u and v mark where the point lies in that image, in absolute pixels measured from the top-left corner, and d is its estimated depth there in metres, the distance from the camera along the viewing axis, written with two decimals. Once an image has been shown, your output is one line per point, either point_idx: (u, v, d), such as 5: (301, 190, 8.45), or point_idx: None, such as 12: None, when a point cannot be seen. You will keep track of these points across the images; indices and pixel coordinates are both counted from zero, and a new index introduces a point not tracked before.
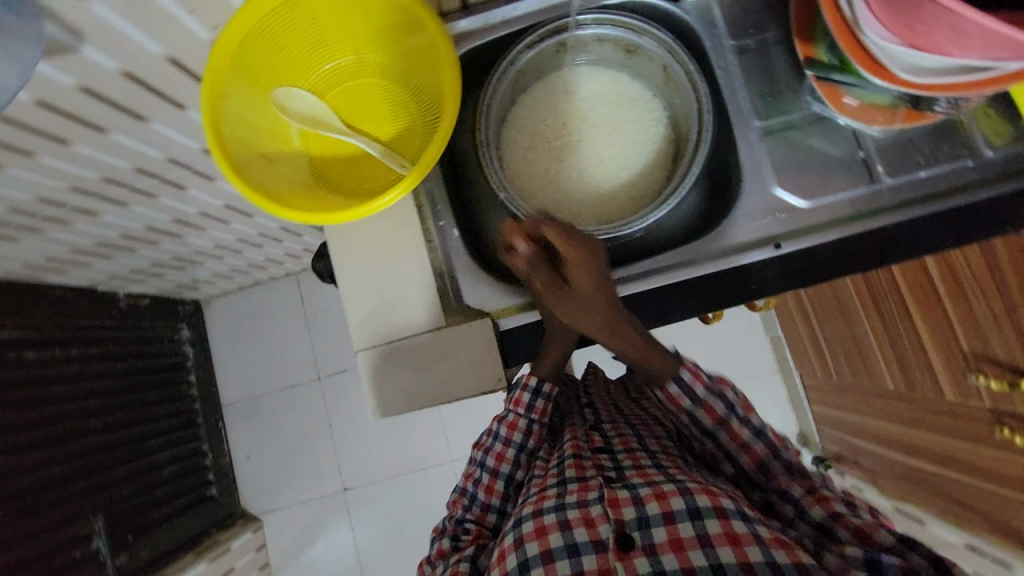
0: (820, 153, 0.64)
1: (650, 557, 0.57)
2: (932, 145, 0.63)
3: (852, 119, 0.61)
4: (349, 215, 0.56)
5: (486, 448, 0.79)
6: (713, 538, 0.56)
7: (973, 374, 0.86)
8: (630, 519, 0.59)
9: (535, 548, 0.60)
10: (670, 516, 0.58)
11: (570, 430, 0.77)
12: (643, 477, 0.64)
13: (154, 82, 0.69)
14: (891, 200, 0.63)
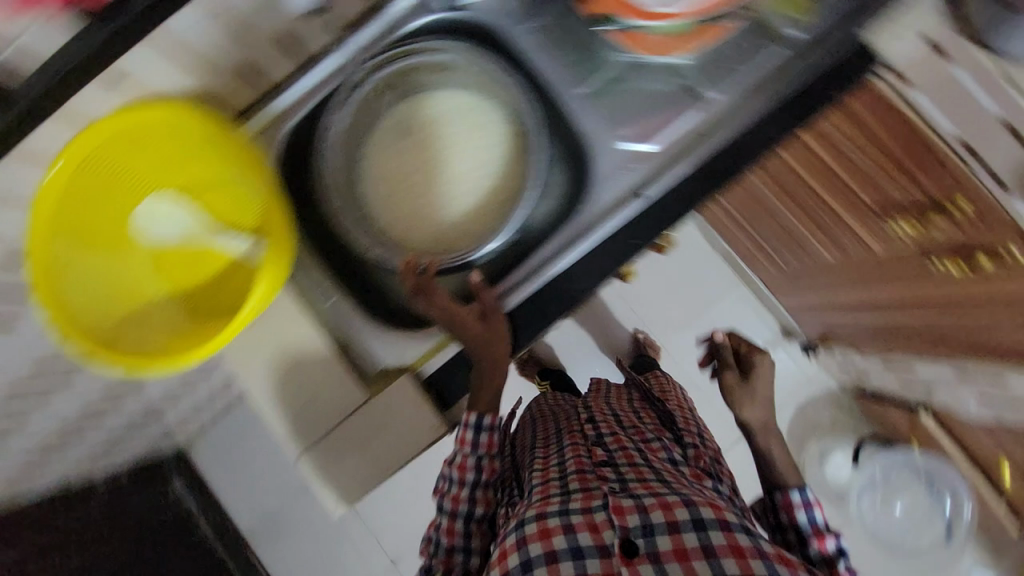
0: (649, 95, 0.65)
1: (654, 563, 0.60)
2: (744, 45, 0.64)
3: (659, 56, 0.63)
4: (219, 344, 0.55)
5: (442, 492, 0.77)
6: (719, 549, 0.60)
7: (889, 223, 0.89)
8: (635, 526, 0.62)
9: (539, 549, 0.62)
10: (676, 526, 0.62)
11: (575, 447, 0.83)
12: (647, 489, 0.69)
13: None
14: (728, 111, 0.64)
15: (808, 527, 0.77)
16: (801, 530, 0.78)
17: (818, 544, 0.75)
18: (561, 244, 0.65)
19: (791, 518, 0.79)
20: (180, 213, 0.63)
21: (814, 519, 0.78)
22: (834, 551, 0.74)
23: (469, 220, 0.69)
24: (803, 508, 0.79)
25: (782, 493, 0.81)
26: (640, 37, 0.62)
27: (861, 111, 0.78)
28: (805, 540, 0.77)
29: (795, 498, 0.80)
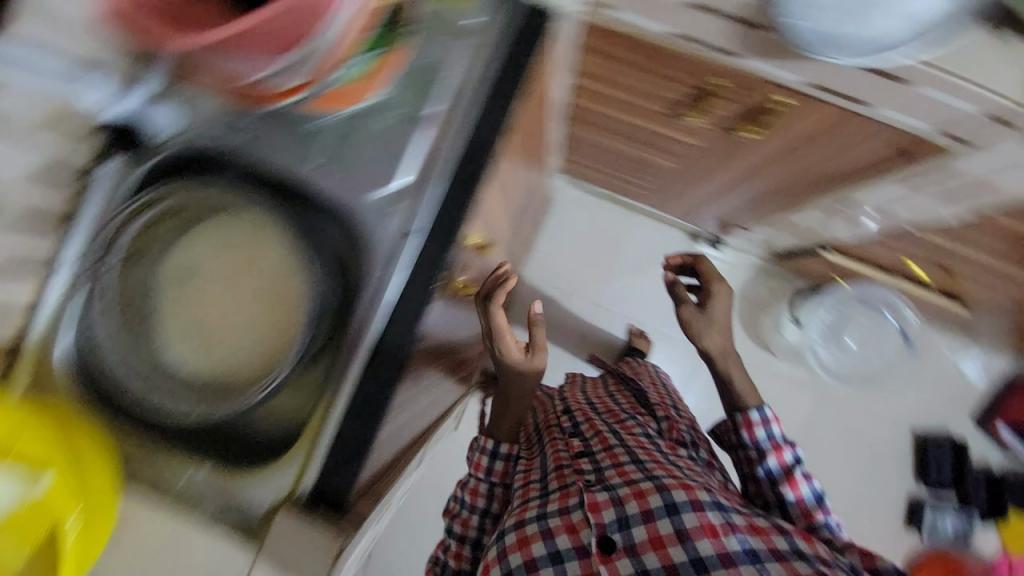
0: (376, 137, 0.64)
1: (631, 556, 0.68)
2: (435, 51, 0.64)
3: (362, 99, 0.62)
4: None
5: (455, 515, 0.95)
6: (691, 532, 0.67)
7: (682, 117, 0.92)
8: (610, 522, 0.71)
9: (519, 557, 0.72)
10: (648, 514, 0.70)
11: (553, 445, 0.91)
12: (622, 478, 0.77)
13: None
14: (452, 117, 0.64)
15: (767, 442, 0.88)
16: (761, 446, 0.88)
17: (776, 457, 0.86)
18: (366, 311, 0.64)
19: (752, 436, 0.89)
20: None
21: (772, 436, 0.88)
22: (791, 461, 0.85)
23: (275, 332, 0.66)
24: (761, 425, 0.90)
25: (741, 416, 0.92)
26: (338, 94, 0.59)
27: (594, 43, 0.80)
28: (763, 454, 0.87)
29: (753, 419, 0.90)
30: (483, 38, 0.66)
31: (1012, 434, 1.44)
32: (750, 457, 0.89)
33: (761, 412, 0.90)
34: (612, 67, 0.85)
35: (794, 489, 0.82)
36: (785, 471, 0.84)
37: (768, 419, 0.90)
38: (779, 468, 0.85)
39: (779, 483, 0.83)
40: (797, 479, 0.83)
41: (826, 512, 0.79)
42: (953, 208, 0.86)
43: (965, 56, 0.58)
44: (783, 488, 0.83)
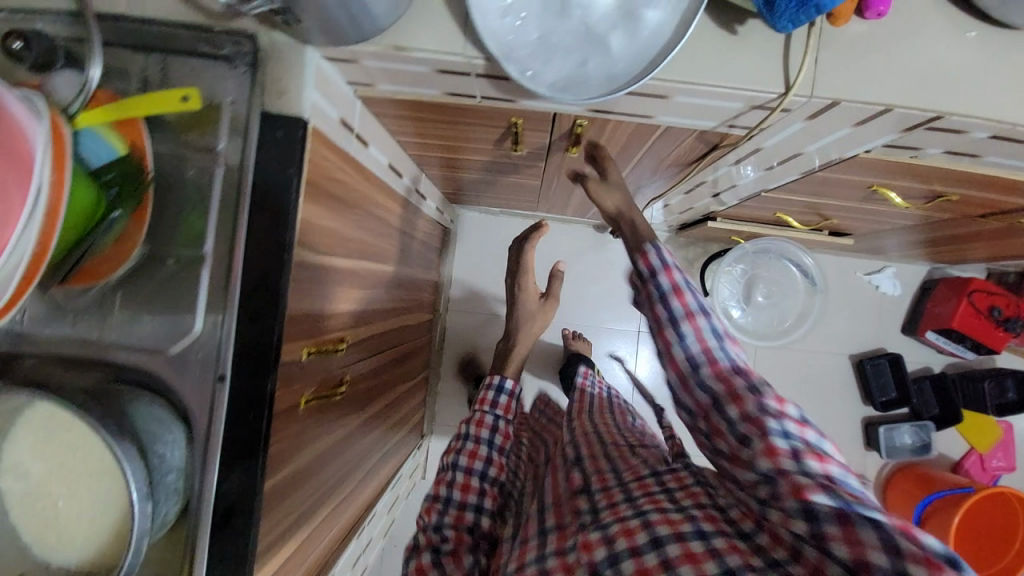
0: (156, 294, 0.61)
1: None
2: (188, 188, 0.60)
3: (124, 264, 0.59)
4: None
5: (448, 484, 0.82)
6: (675, 561, 0.56)
7: (510, 146, 0.90)
8: (602, 560, 0.59)
9: None
10: (637, 551, 0.58)
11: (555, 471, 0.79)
12: (614, 514, 0.65)
13: None
14: (225, 250, 0.60)
15: (665, 280, 0.69)
16: (658, 276, 0.69)
17: (691, 327, 0.66)
18: (201, 470, 0.62)
19: (650, 266, 0.70)
20: None
21: (667, 263, 0.70)
22: (695, 298, 0.67)
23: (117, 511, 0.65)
24: (655, 254, 0.71)
25: (637, 252, 0.72)
26: (92, 269, 0.59)
27: (384, 109, 0.77)
28: (660, 283, 0.69)
29: (647, 252, 0.71)
30: (233, 163, 0.60)
31: (940, 336, 1.55)
32: (650, 295, 0.70)
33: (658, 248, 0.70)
34: (418, 121, 0.83)
35: (711, 363, 0.64)
36: (685, 309, 0.67)
37: (664, 256, 0.70)
38: (691, 330, 0.66)
39: (684, 337, 0.66)
40: (695, 315, 0.66)
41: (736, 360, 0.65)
42: (787, 173, 0.87)
43: (712, 64, 0.56)
44: (701, 367, 0.64)
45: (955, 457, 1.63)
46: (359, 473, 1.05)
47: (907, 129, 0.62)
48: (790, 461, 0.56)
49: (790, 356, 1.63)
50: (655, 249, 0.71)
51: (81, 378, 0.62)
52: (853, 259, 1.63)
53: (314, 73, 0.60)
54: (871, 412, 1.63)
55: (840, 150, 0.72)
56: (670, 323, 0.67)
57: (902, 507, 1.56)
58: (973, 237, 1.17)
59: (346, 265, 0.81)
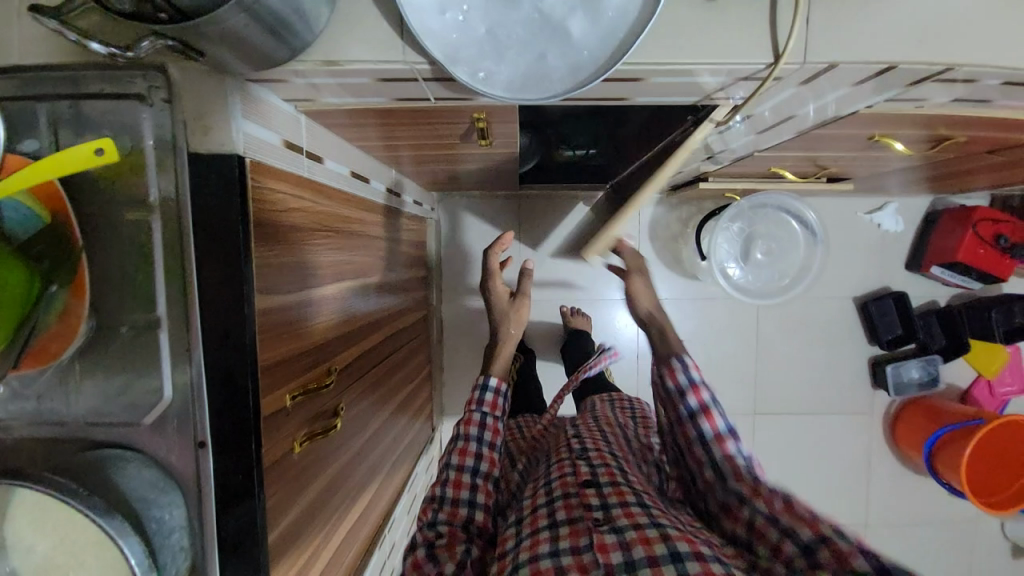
0: (118, 364, 0.57)
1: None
2: (127, 249, 0.55)
3: (72, 338, 0.55)
4: None
5: (444, 481, 0.83)
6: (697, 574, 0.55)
7: (478, 140, 0.82)
8: (617, 564, 0.59)
9: None
10: (654, 560, 0.58)
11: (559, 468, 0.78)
12: (628, 518, 0.65)
13: None
14: (180, 311, 0.55)
15: (687, 385, 0.80)
16: (682, 387, 0.80)
17: (709, 422, 0.76)
18: (201, 536, 0.60)
19: (676, 380, 0.82)
20: None
21: (691, 378, 0.81)
22: (709, 402, 0.79)
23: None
24: (682, 368, 0.82)
25: (664, 363, 0.85)
26: (44, 349, 0.55)
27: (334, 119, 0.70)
28: (684, 392, 0.80)
29: (674, 365, 0.83)
30: (169, 212, 0.54)
31: (945, 271, 1.51)
32: (675, 401, 0.81)
33: (682, 357, 0.83)
34: (373, 126, 0.75)
35: (720, 446, 0.74)
36: (703, 410, 0.78)
37: (688, 364, 0.83)
38: (710, 429, 0.76)
39: (704, 432, 0.75)
40: (713, 414, 0.77)
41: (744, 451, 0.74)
42: (780, 134, 0.80)
43: (688, 39, 0.49)
44: (721, 464, 0.72)
45: (963, 386, 1.63)
46: (373, 486, 1.05)
47: (912, 83, 0.55)
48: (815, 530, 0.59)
49: (794, 307, 1.60)
50: (681, 361, 0.83)
51: (60, 456, 0.59)
52: (851, 200, 1.57)
53: (242, 99, 0.53)
54: (878, 352, 1.62)
55: (837, 109, 0.65)
56: (691, 420, 0.77)
57: (912, 441, 1.58)
58: (978, 170, 1.11)
59: (323, 292, 0.76)
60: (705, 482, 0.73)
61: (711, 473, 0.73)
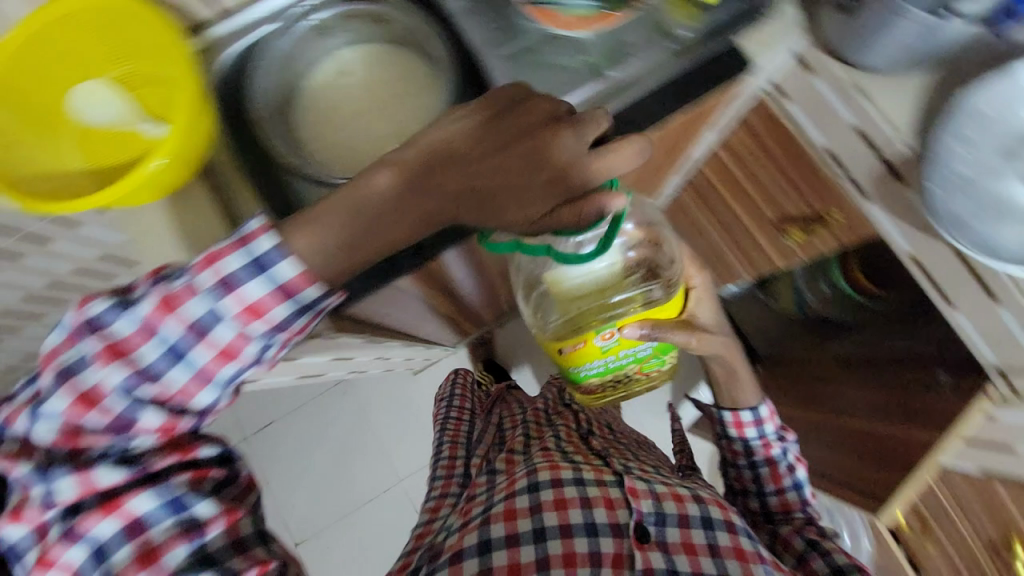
0: (559, 68, 0.73)
1: (663, 552, 0.76)
2: (635, 38, 0.73)
3: (564, 30, 0.72)
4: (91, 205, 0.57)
5: (141, 367, 0.51)
6: (722, 550, 0.77)
7: (784, 235, 0.96)
8: (649, 512, 0.79)
9: (554, 517, 0.78)
10: (685, 518, 0.80)
11: (568, 437, 1.00)
12: (657, 482, 0.86)
13: None
14: (620, 87, 0.72)
15: (756, 441, 0.90)
16: (748, 445, 0.91)
17: (764, 452, 0.89)
18: None
19: (739, 435, 0.91)
20: (112, 94, 0.66)
21: (763, 434, 0.90)
22: (778, 458, 0.89)
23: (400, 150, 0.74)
24: (752, 425, 0.90)
25: (735, 414, 0.90)
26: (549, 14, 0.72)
27: (758, 125, 0.87)
28: (749, 450, 0.90)
29: (747, 420, 0.90)
30: (684, 51, 0.72)
31: None
32: (735, 452, 0.92)
33: (754, 414, 0.89)
34: (756, 151, 0.91)
35: (781, 502, 0.88)
36: (771, 466, 0.89)
37: (760, 420, 0.90)
38: (773, 488, 0.89)
39: (762, 484, 0.89)
40: (780, 473, 0.88)
41: (804, 502, 0.87)
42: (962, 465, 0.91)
43: None
44: (772, 491, 0.89)
45: None
46: (372, 355, 1.04)
47: None
48: (795, 498, 0.88)
49: None
50: (752, 417, 0.89)
51: (441, 56, 0.75)
52: None
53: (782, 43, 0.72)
54: None
55: None
56: (751, 474, 0.91)
57: None
58: None
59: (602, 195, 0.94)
60: (746, 499, 0.92)
61: (761, 502, 0.90)
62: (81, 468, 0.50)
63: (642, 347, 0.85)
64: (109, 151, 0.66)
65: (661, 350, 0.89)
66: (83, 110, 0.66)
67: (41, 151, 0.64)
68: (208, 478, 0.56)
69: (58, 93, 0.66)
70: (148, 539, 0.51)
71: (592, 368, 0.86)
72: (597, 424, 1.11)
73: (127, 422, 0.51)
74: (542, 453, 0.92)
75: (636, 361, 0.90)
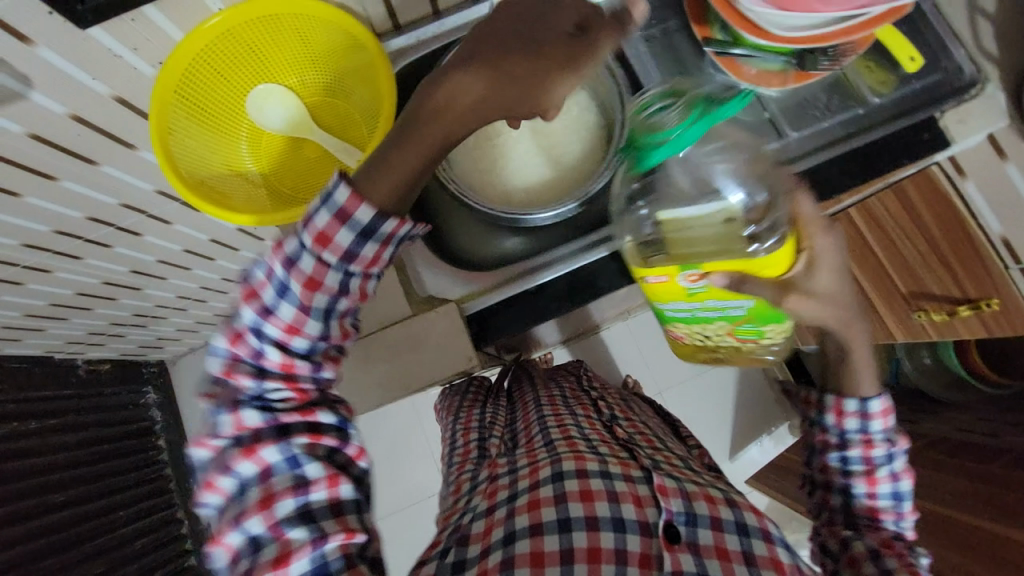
0: (733, 121, 0.70)
1: (694, 554, 0.67)
2: (824, 99, 0.69)
3: (752, 85, 0.67)
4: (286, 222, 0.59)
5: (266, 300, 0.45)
6: (757, 558, 0.69)
7: (914, 314, 0.86)
8: (678, 511, 0.70)
9: (580, 508, 0.68)
10: (717, 520, 0.71)
11: (590, 418, 0.89)
12: (685, 477, 0.77)
13: (113, 130, 0.69)
14: (801, 149, 0.68)
15: (855, 435, 0.60)
16: (845, 438, 0.60)
17: (860, 453, 0.59)
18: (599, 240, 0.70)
19: (837, 426, 0.60)
20: (285, 100, 0.67)
21: (865, 430, 0.59)
22: (880, 460, 0.59)
23: (567, 187, 0.73)
24: (855, 416, 0.59)
25: (832, 397, 0.60)
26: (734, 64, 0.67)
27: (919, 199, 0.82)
28: (845, 445, 0.60)
29: (844, 407, 0.59)
30: (873, 121, 0.68)
31: None
32: (827, 446, 0.61)
33: (859, 402, 0.59)
34: (904, 222, 0.83)
35: (871, 507, 0.59)
36: (866, 467, 0.59)
37: (868, 412, 0.59)
38: (864, 492, 0.59)
39: (851, 486, 0.60)
40: (876, 482, 0.58)
41: (899, 517, 0.59)
42: None
43: None
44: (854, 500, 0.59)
45: None
46: None
47: None
48: (890, 530, 0.58)
49: None
50: (857, 408, 0.59)
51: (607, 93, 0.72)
52: None
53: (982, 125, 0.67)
54: None
55: None
56: (842, 471, 0.60)
57: None
58: None
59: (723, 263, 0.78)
60: (826, 495, 0.62)
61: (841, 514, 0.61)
62: (231, 406, 0.44)
63: (733, 305, 0.59)
64: (279, 156, 0.68)
65: (773, 317, 0.61)
66: (260, 111, 0.67)
67: (213, 144, 0.65)
68: (323, 442, 0.46)
69: (230, 92, 0.66)
70: (272, 490, 0.44)
71: (674, 308, 0.62)
72: (622, 409, 0.98)
73: (254, 357, 0.45)
74: (564, 438, 0.80)
75: (728, 323, 0.63)
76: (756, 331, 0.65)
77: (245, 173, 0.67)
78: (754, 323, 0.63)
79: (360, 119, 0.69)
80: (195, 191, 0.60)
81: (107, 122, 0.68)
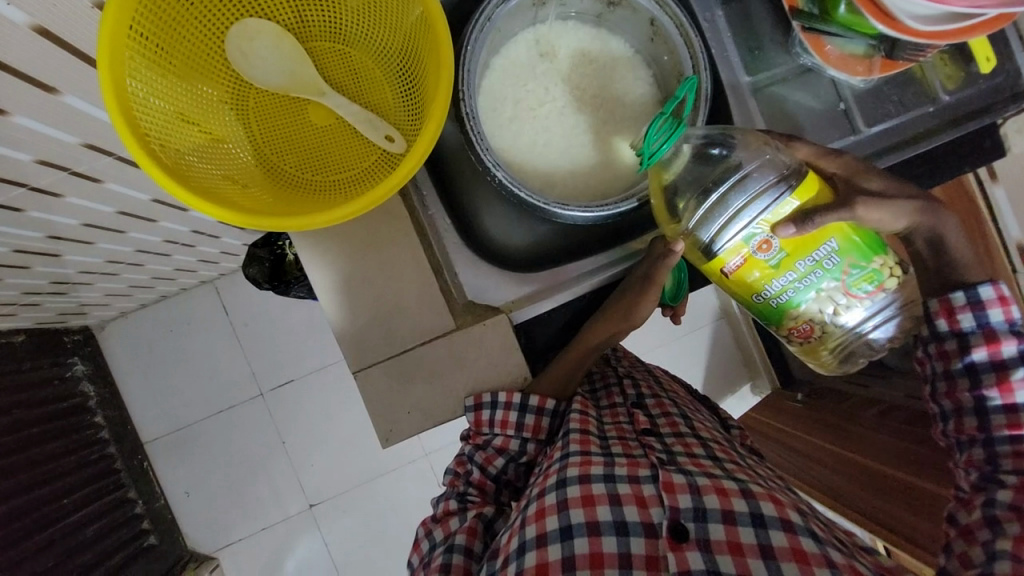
0: (806, 108, 0.65)
1: (703, 552, 0.54)
2: (900, 92, 0.64)
3: (835, 70, 0.62)
4: (294, 224, 0.46)
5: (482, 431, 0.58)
6: (778, 551, 0.54)
7: None
8: (686, 508, 0.56)
9: (580, 515, 0.56)
10: (728, 515, 0.56)
11: (609, 398, 0.73)
12: (697, 466, 0.61)
13: (32, 69, 0.50)
14: (871, 147, 0.64)
15: (975, 333, 0.60)
16: (966, 340, 0.60)
17: (989, 352, 0.60)
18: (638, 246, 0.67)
19: (951, 329, 0.61)
20: (280, 42, 0.52)
21: (985, 323, 0.60)
22: (1011, 360, 0.59)
23: (621, 176, 0.65)
24: (968, 312, 0.60)
25: (939, 300, 0.61)
26: (817, 43, 0.60)
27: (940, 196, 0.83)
28: (967, 349, 0.60)
29: (953, 306, 0.60)
30: (944, 119, 0.65)
31: None
32: (946, 357, 0.61)
33: (973, 294, 0.59)
34: None
35: (1011, 424, 0.58)
36: (997, 373, 0.59)
37: (982, 302, 0.60)
38: (1001, 402, 0.59)
39: (985, 397, 0.59)
40: (1010, 381, 0.59)
41: None
42: None
43: None
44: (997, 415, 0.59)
45: None
46: None
47: None
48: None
49: None
50: (968, 300, 0.60)
51: (670, 64, 0.64)
52: None
53: None
54: None
55: None
56: (971, 384, 0.60)
57: None
58: None
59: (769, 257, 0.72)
60: (961, 423, 0.61)
61: (979, 446, 0.60)
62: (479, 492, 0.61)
63: (822, 253, 0.55)
64: (274, 118, 0.54)
65: (869, 243, 0.56)
66: (247, 55, 0.52)
67: (186, 98, 0.50)
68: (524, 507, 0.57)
69: (205, 31, 0.50)
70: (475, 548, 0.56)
71: (778, 298, 0.56)
72: (648, 383, 0.76)
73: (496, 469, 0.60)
74: (578, 425, 0.64)
75: (838, 279, 0.56)
76: (872, 277, 0.57)
77: (231, 141, 0.53)
78: (861, 262, 0.56)
79: (384, 79, 0.54)
80: (172, 172, 0.47)
81: (21, 55, 0.48)
